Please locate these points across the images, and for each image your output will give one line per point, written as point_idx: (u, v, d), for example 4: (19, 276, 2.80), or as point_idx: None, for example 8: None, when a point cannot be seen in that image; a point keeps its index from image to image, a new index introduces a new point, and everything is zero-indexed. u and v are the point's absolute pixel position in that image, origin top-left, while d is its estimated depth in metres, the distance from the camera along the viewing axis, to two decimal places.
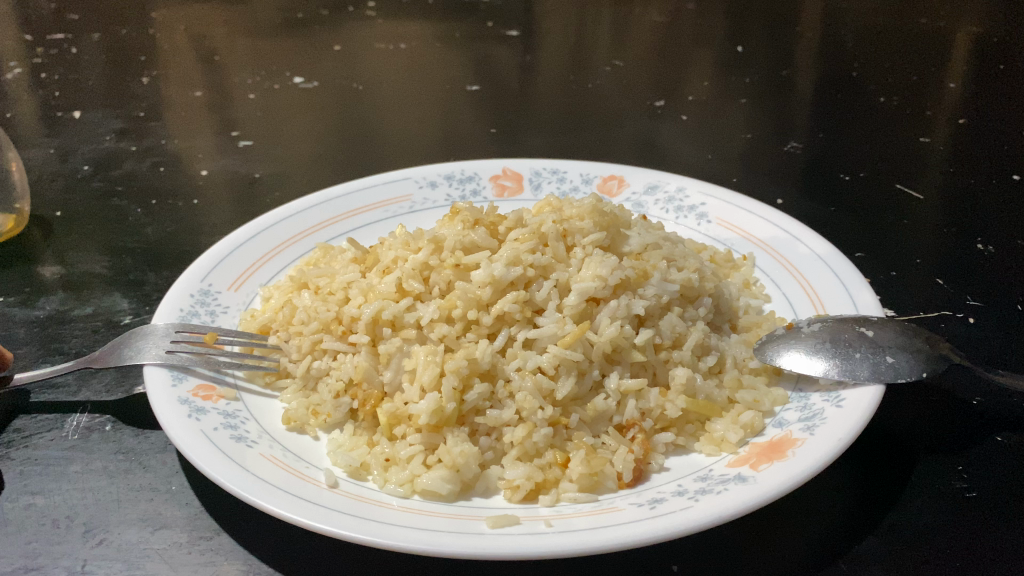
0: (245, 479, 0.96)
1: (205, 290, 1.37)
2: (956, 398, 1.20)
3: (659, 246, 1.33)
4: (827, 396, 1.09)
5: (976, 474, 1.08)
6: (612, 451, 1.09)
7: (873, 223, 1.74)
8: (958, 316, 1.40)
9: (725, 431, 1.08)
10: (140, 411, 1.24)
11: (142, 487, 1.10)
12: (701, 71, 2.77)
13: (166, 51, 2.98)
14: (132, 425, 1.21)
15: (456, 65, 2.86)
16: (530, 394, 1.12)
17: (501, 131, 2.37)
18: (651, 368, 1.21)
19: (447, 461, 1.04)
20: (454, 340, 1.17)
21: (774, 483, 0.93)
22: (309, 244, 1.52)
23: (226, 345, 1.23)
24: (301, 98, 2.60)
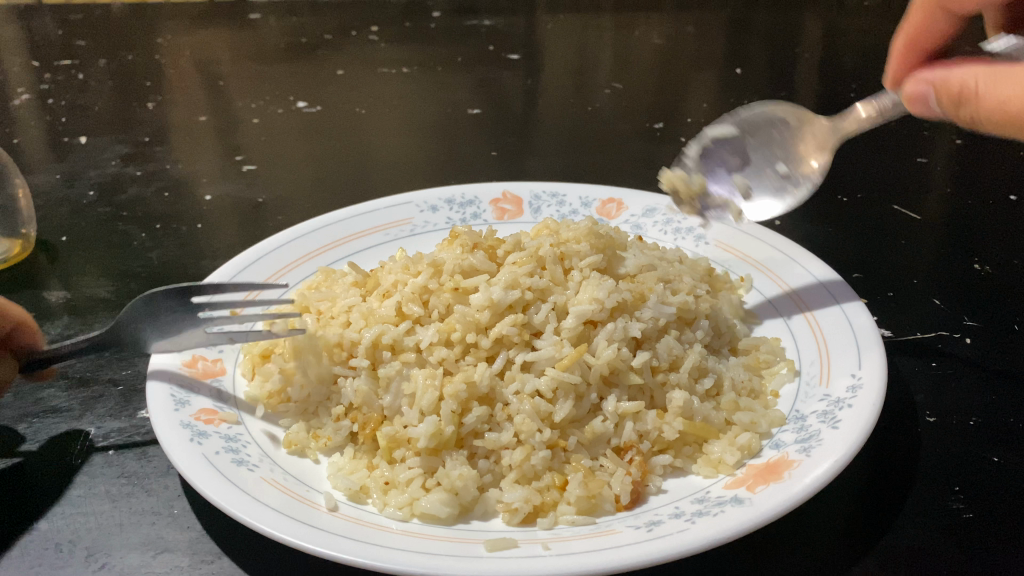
0: (246, 503, 0.97)
1: (208, 315, 1.38)
2: (952, 420, 1.21)
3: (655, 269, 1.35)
4: (823, 417, 1.10)
5: (973, 495, 1.08)
6: (609, 473, 1.10)
7: (871, 243, 1.75)
8: (955, 336, 1.40)
9: (722, 453, 1.09)
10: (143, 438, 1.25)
11: (145, 510, 1.11)
12: (700, 94, 2.79)
13: (172, 76, 3.03)
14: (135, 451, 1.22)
15: (459, 89, 2.89)
16: (528, 416, 1.13)
17: (502, 154, 2.39)
18: (649, 391, 1.21)
19: (446, 485, 1.05)
20: (453, 364, 1.18)
21: (770, 506, 0.93)
22: (311, 267, 1.54)
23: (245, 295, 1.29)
24: (305, 122, 2.64)
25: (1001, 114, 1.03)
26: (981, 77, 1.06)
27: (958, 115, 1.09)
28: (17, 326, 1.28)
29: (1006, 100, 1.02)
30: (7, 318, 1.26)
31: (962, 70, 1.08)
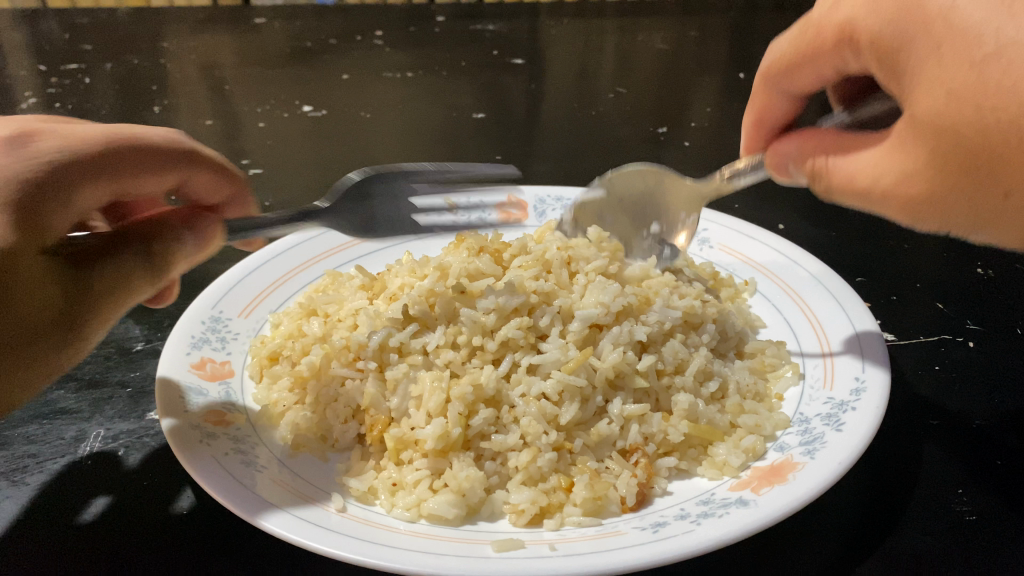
0: (255, 504, 0.98)
1: (216, 317, 1.39)
2: (955, 423, 1.22)
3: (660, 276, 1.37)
4: (827, 420, 1.11)
5: (977, 497, 1.09)
6: (615, 476, 1.10)
7: (874, 247, 1.76)
8: (958, 340, 1.41)
9: (727, 455, 1.10)
10: (151, 439, 1.26)
11: (155, 511, 1.12)
12: (703, 98, 2.81)
13: (177, 80, 3.04)
14: (143, 453, 1.23)
15: (463, 93, 2.90)
16: (534, 418, 1.13)
17: (506, 158, 2.40)
18: (654, 394, 1.22)
19: (453, 486, 1.06)
20: (459, 366, 1.19)
21: (775, 508, 0.94)
22: (318, 271, 1.56)
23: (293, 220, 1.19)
24: (310, 126, 2.65)
25: (851, 189, 1.03)
26: (830, 155, 1.06)
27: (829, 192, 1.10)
28: (228, 197, 1.27)
29: (858, 182, 1.01)
30: (223, 187, 1.25)
31: (820, 142, 1.09)
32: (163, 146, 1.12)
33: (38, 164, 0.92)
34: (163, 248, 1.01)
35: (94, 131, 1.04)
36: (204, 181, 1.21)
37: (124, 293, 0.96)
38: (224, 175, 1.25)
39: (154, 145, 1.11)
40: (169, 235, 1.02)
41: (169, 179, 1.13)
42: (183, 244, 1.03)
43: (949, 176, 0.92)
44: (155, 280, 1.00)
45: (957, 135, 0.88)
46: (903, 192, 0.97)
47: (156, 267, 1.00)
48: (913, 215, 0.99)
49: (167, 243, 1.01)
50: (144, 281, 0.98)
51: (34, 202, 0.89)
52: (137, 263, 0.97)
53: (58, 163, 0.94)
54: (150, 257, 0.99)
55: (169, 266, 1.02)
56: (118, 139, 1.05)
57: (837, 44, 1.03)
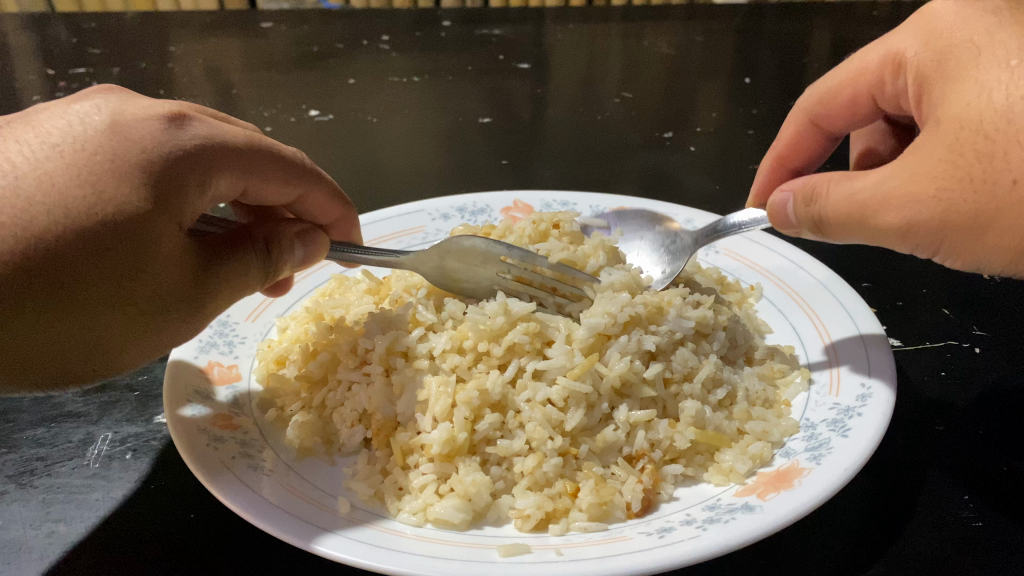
0: (264, 508, 0.98)
1: (223, 321, 1.41)
2: (961, 430, 1.22)
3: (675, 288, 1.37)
4: (833, 426, 1.11)
5: (983, 504, 1.08)
6: (621, 481, 1.10)
7: (879, 252, 1.76)
8: (964, 346, 1.41)
9: (734, 462, 1.10)
10: (159, 442, 1.27)
11: (163, 514, 1.12)
12: (709, 103, 2.81)
13: (184, 84, 3.05)
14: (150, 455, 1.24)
15: (468, 98, 2.91)
16: (540, 424, 1.13)
17: (512, 163, 2.41)
18: (661, 402, 1.22)
19: (459, 491, 1.07)
20: (465, 371, 1.20)
21: (780, 514, 0.94)
22: (325, 275, 1.56)
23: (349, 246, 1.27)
24: (316, 131, 2.66)
25: (851, 206, 1.08)
26: (832, 180, 1.12)
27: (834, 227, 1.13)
28: (338, 221, 1.35)
29: (863, 200, 1.07)
30: (337, 214, 1.33)
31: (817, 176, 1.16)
32: (296, 159, 1.20)
33: (199, 148, 1.01)
34: (272, 258, 1.10)
35: (242, 131, 1.12)
36: (325, 203, 1.29)
37: (238, 289, 1.05)
38: (343, 202, 1.32)
39: (288, 155, 1.19)
40: (280, 249, 1.11)
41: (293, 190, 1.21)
42: (289, 261, 1.13)
43: (956, 179, 1.01)
44: (264, 281, 1.10)
45: (981, 124, 1.01)
46: (907, 194, 1.03)
47: (265, 274, 1.09)
48: (910, 227, 1.03)
49: (277, 255, 1.10)
50: (254, 283, 1.08)
51: (187, 183, 0.98)
52: (249, 265, 1.06)
53: (209, 154, 1.02)
54: (261, 263, 1.08)
55: (274, 275, 1.11)
56: (261, 144, 1.13)
57: (879, 67, 1.20)
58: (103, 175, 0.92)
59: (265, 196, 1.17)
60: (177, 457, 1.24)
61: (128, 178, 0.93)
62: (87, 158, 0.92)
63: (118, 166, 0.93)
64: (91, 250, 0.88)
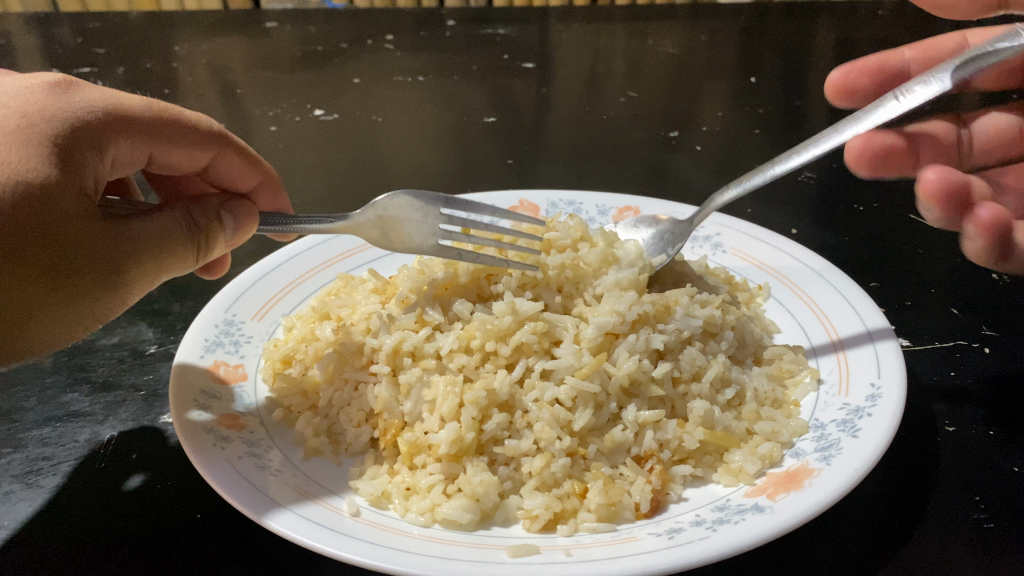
0: (268, 508, 0.98)
1: (229, 320, 1.40)
2: (972, 429, 1.21)
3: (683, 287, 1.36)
4: (843, 426, 1.10)
5: (995, 504, 1.08)
6: (629, 482, 1.10)
7: (888, 252, 1.75)
8: (974, 346, 1.40)
9: (743, 462, 1.09)
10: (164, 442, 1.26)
11: (169, 512, 1.12)
12: (714, 103, 2.80)
13: (189, 84, 3.05)
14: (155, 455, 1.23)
15: (473, 97, 2.91)
16: (548, 424, 1.13)
17: (518, 163, 2.40)
18: (669, 401, 1.22)
19: (467, 491, 1.06)
20: (473, 370, 1.19)
21: (789, 514, 0.93)
22: (331, 274, 1.56)
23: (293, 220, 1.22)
24: (321, 130, 2.66)
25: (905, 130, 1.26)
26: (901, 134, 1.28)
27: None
28: (259, 186, 1.37)
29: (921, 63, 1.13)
30: (257, 177, 1.35)
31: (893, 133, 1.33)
32: (204, 127, 1.22)
33: (98, 114, 1.02)
34: (201, 227, 1.09)
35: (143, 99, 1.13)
36: (240, 167, 1.31)
37: (166, 259, 1.04)
38: (260, 166, 1.35)
39: (193, 122, 1.20)
40: (207, 217, 1.10)
41: (203, 155, 1.23)
42: (221, 231, 1.12)
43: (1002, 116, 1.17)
44: (194, 250, 1.08)
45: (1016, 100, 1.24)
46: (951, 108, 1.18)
47: (194, 241, 1.08)
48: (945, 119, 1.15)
49: (205, 223, 1.09)
50: (185, 251, 1.06)
51: (83, 148, 0.97)
52: (176, 232, 1.05)
53: (110, 120, 1.03)
54: (187, 232, 1.07)
55: (205, 244, 1.10)
56: (165, 111, 1.14)
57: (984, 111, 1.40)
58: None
59: (174, 162, 1.19)
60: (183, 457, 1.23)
61: (34, 146, 0.93)
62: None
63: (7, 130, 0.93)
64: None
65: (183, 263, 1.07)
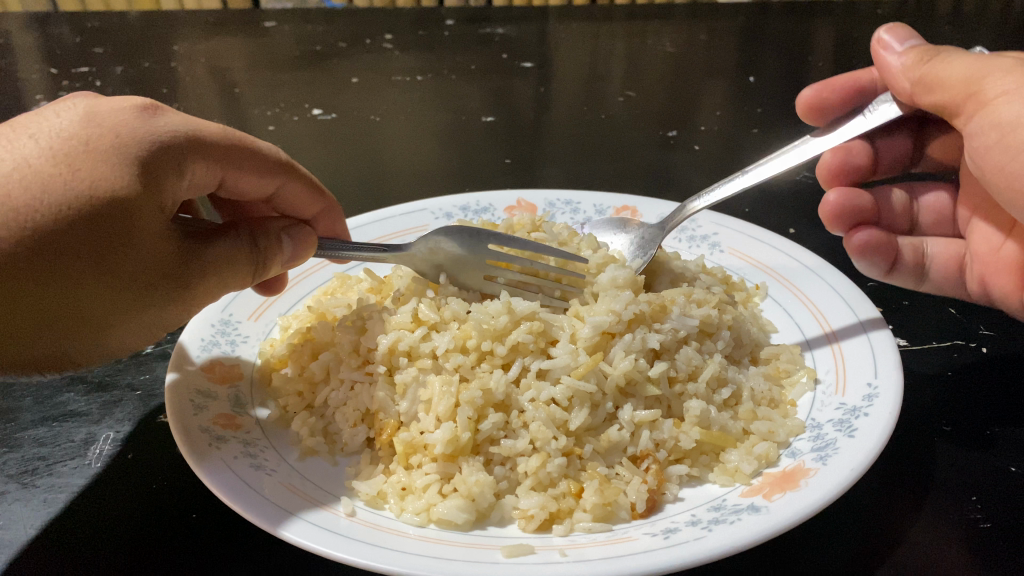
0: (264, 508, 0.98)
1: (226, 320, 1.40)
2: (968, 430, 1.21)
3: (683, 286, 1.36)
4: (840, 426, 1.10)
5: (991, 505, 1.07)
6: (625, 482, 1.10)
7: None
8: (971, 346, 1.40)
9: (739, 462, 1.09)
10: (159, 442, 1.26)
11: (164, 512, 1.11)
12: (713, 102, 2.80)
13: (187, 83, 3.05)
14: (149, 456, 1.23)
15: (472, 97, 2.91)
16: (544, 423, 1.12)
17: (516, 162, 2.40)
18: (665, 401, 1.21)
19: (462, 491, 1.06)
20: (469, 370, 1.19)
21: (785, 514, 0.93)
22: (328, 273, 1.56)
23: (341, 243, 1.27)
24: (319, 129, 2.66)
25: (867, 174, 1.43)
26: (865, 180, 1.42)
27: (926, 96, 1.25)
28: (319, 214, 1.38)
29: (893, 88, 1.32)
30: (318, 205, 1.36)
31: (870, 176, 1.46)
32: (274, 154, 1.24)
33: (178, 136, 1.04)
34: (263, 246, 1.10)
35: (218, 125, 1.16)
36: (303, 195, 1.33)
37: (231, 275, 1.06)
38: (323, 194, 1.37)
39: (264, 150, 1.22)
40: (269, 238, 1.12)
41: (269, 184, 1.25)
42: (282, 252, 1.14)
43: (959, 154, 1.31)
44: (257, 268, 1.10)
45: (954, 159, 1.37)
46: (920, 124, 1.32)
47: (257, 260, 1.10)
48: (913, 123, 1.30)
49: (267, 243, 1.11)
50: (248, 268, 1.08)
51: (165, 167, 1.00)
52: (240, 251, 1.07)
53: (189, 144, 1.06)
54: (251, 250, 1.09)
55: (267, 263, 1.12)
56: (239, 140, 1.16)
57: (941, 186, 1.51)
58: (79, 156, 0.94)
59: (243, 187, 1.21)
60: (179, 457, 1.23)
61: (117, 164, 0.95)
62: (63, 142, 0.96)
63: (92, 146, 0.96)
64: (84, 233, 0.91)
65: (246, 279, 1.09)
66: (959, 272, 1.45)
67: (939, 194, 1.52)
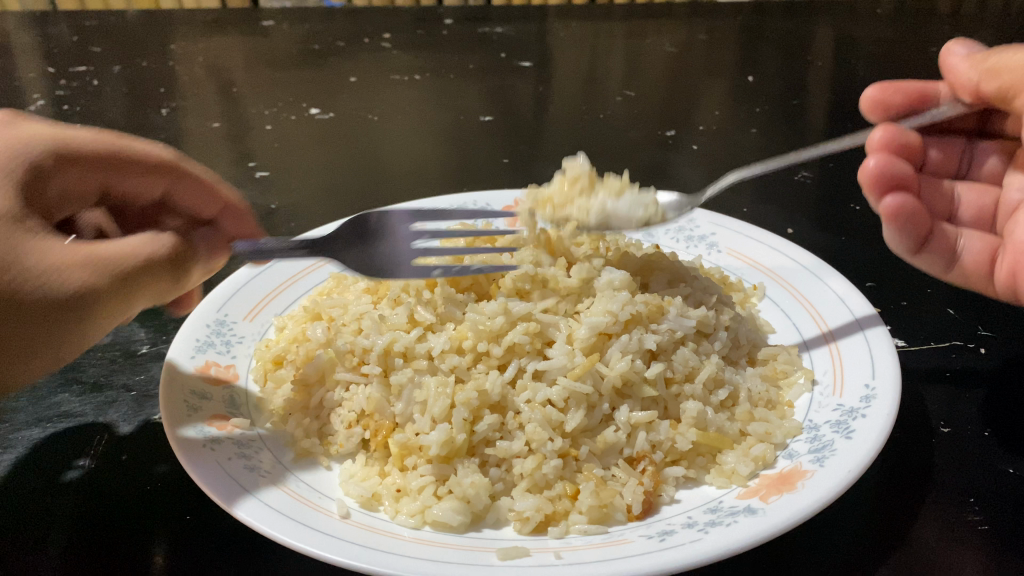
0: (258, 509, 0.97)
1: (221, 320, 1.39)
2: (966, 431, 1.20)
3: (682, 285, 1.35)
4: (837, 427, 1.10)
5: (989, 507, 1.07)
6: (621, 483, 1.09)
7: (884, 252, 1.74)
8: (969, 346, 1.39)
9: (736, 464, 1.08)
10: (155, 442, 1.25)
11: (159, 514, 1.11)
12: (712, 102, 2.79)
13: (185, 82, 3.05)
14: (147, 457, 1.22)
15: (470, 96, 2.90)
16: (539, 425, 1.12)
17: (514, 162, 2.39)
18: (662, 402, 1.21)
19: (457, 493, 1.05)
20: (464, 371, 1.19)
21: (782, 516, 0.93)
22: (324, 274, 1.55)
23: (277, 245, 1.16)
24: (317, 128, 2.65)
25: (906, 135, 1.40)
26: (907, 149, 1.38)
27: (993, 81, 1.31)
28: (222, 210, 1.29)
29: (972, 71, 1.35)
30: (216, 200, 1.27)
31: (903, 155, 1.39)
32: (154, 155, 1.17)
33: (36, 149, 1.00)
34: (175, 252, 1.03)
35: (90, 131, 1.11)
36: (199, 191, 1.25)
37: (141, 288, 0.99)
38: (221, 188, 1.28)
39: (143, 150, 1.16)
40: (179, 241, 1.04)
41: (155, 183, 1.18)
42: (193, 253, 1.07)
43: None
44: (172, 275, 1.03)
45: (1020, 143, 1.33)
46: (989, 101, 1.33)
47: (171, 267, 1.02)
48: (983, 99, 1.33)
49: (178, 247, 1.03)
50: (162, 276, 1.01)
51: (25, 179, 0.97)
52: (144, 258, 0.99)
53: (55, 164, 1.01)
54: (163, 259, 1.01)
55: (181, 268, 1.04)
56: (115, 145, 1.11)
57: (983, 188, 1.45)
58: None
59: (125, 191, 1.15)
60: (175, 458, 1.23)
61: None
62: None
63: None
64: None
65: (160, 289, 1.02)
66: (988, 267, 1.35)
67: (983, 193, 1.46)
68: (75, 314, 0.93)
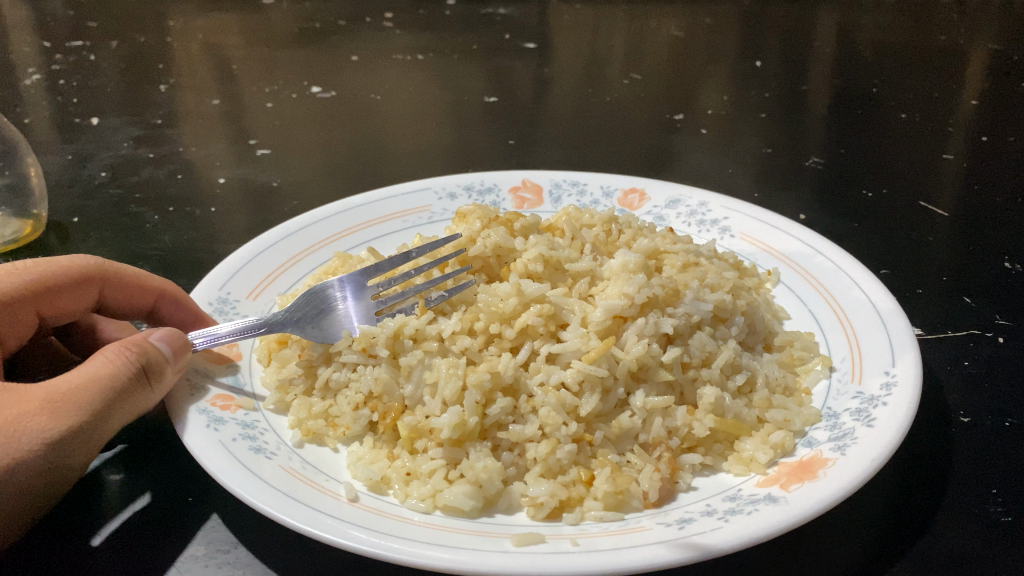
0: (265, 491, 0.94)
1: (223, 299, 1.37)
2: (988, 421, 1.18)
3: (696, 267, 1.32)
4: (857, 415, 1.07)
5: (1013, 498, 1.05)
6: (637, 470, 1.07)
7: (897, 239, 1.72)
8: (987, 336, 1.37)
9: (754, 451, 1.06)
10: (135, 423, 1.20)
11: (160, 493, 1.08)
12: (718, 86, 2.76)
13: (183, 58, 3.00)
14: (125, 442, 1.17)
15: (473, 77, 2.85)
16: (553, 409, 1.09)
17: (519, 144, 2.36)
18: (678, 387, 1.18)
19: (469, 477, 1.03)
20: (476, 354, 1.16)
21: (805, 506, 0.90)
22: (329, 253, 1.52)
23: (246, 326, 1.18)
24: (317, 107, 2.61)
25: None
26: None
27: None
28: (161, 296, 1.26)
29: None
30: (149, 290, 1.25)
31: None
32: (75, 265, 1.16)
33: None
34: (143, 363, 1.01)
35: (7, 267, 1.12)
36: (130, 286, 1.23)
37: (115, 411, 0.97)
38: (151, 278, 1.26)
39: (61, 264, 1.15)
40: (146, 351, 1.02)
41: (86, 293, 1.18)
42: (164, 357, 1.05)
43: None
44: (145, 386, 1.01)
45: None
46: None
47: (142, 379, 1.01)
48: None
49: (146, 358, 1.02)
50: (133, 392, 0.99)
51: None
52: (120, 376, 0.98)
53: None
54: (133, 373, 0.99)
55: (154, 376, 1.02)
56: (37, 269, 1.12)
57: None
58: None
59: (59, 310, 1.15)
60: (157, 439, 1.18)
61: None
62: None
63: None
64: None
65: (136, 402, 1.01)
66: None
67: None
68: (56, 455, 0.93)
